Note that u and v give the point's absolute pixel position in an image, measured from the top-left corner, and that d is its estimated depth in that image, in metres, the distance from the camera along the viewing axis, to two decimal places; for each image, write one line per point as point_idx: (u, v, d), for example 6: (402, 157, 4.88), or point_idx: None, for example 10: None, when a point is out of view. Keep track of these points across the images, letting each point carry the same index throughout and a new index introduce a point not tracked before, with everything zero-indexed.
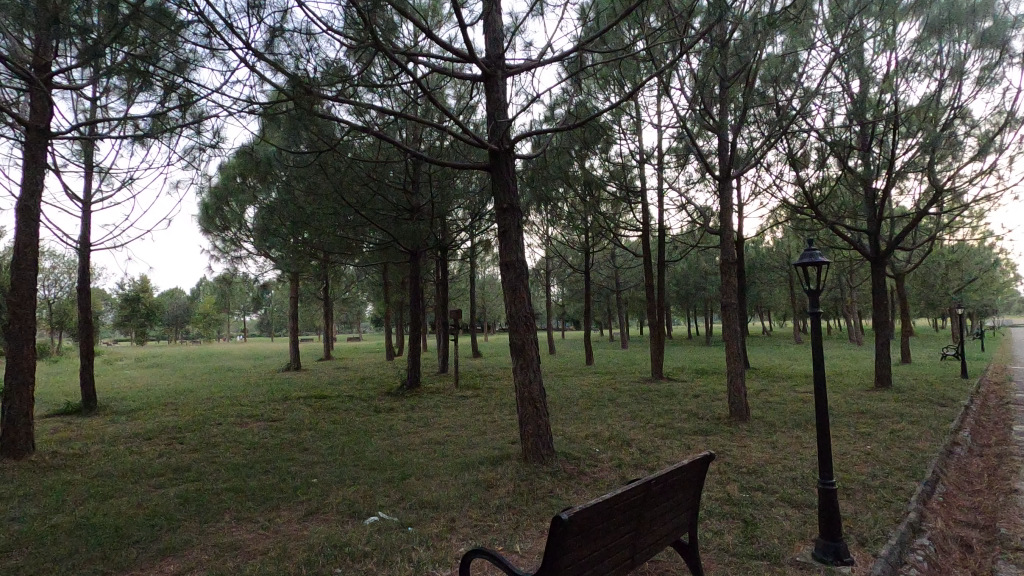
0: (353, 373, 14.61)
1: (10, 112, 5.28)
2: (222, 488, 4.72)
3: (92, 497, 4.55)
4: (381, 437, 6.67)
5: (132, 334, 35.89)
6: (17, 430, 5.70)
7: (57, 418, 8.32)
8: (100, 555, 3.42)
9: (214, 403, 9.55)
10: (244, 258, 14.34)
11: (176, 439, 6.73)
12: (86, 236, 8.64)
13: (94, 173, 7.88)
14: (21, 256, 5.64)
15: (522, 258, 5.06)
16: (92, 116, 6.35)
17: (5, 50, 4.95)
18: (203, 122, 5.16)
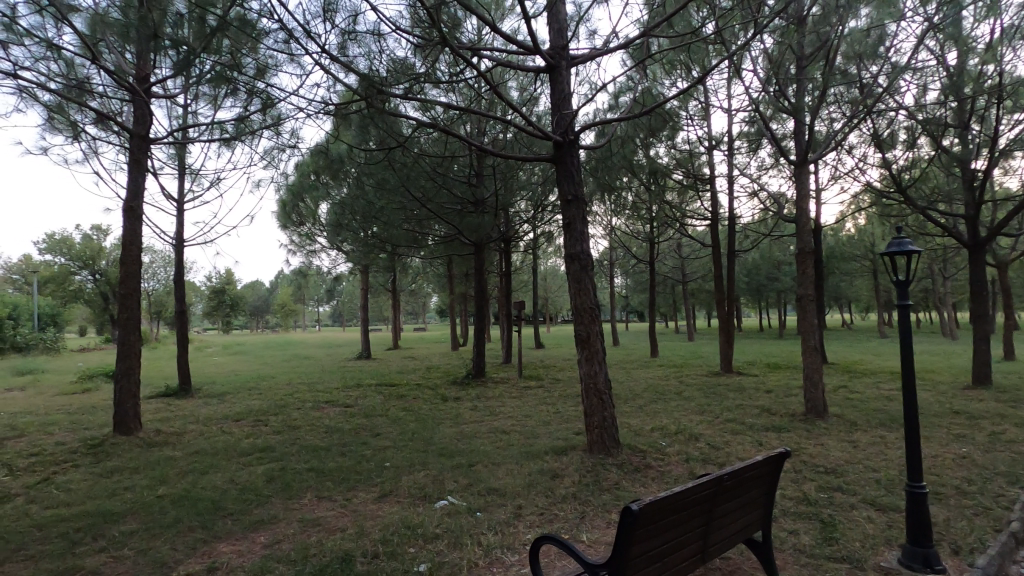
0: (420, 363, 15.07)
1: (117, 121, 5.83)
2: (303, 468, 5.05)
3: (191, 472, 4.98)
4: (448, 425, 6.86)
5: (218, 323, 38.63)
6: (126, 410, 6.31)
7: (158, 399, 9.14)
8: (200, 524, 3.75)
9: (293, 389, 10.15)
10: (318, 251, 15.07)
11: (261, 422, 7.22)
12: (181, 233, 9.40)
13: (185, 174, 8.52)
14: (128, 252, 6.22)
15: (587, 249, 5.05)
16: (184, 122, 6.89)
17: (111, 64, 5.46)
18: (281, 124, 5.48)
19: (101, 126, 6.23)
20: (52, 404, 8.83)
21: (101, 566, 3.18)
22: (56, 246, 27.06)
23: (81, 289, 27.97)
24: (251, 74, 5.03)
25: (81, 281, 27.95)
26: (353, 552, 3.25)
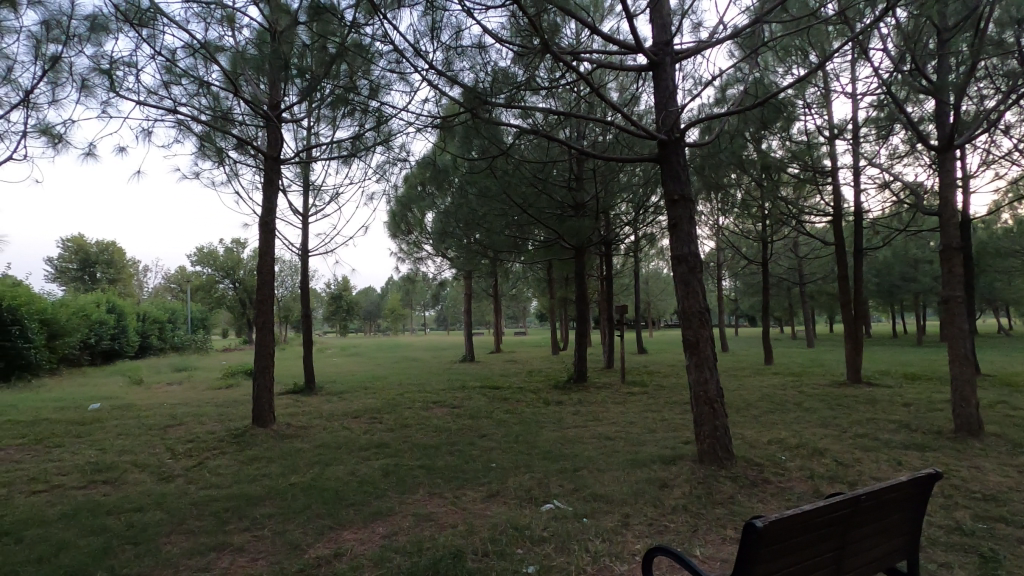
0: (523, 366, 15.27)
1: (253, 145, 6.55)
2: (416, 465, 5.31)
3: (318, 463, 5.43)
4: (551, 429, 6.87)
5: (336, 327, 41.78)
6: (262, 404, 7.02)
7: (288, 396, 10.07)
8: (326, 512, 4.08)
9: (404, 389, 10.71)
10: (425, 258, 15.81)
11: (376, 419, 7.71)
12: (306, 245, 10.30)
13: (309, 190, 9.34)
14: (263, 262, 6.93)
15: (695, 251, 4.84)
16: (308, 143, 7.56)
17: (249, 95, 6.15)
18: (391, 139, 5.84)
19: (241, 151, 7.03)
20: (204, 397, 10.04)
21: (246, 543, 3.56)
22: (205, 258, 30.81)
23: (223, 296, 31.57)
24: (365, 94, 5.40)
25: (223, 288, 31.58)
26: (463, 549, 3.35)
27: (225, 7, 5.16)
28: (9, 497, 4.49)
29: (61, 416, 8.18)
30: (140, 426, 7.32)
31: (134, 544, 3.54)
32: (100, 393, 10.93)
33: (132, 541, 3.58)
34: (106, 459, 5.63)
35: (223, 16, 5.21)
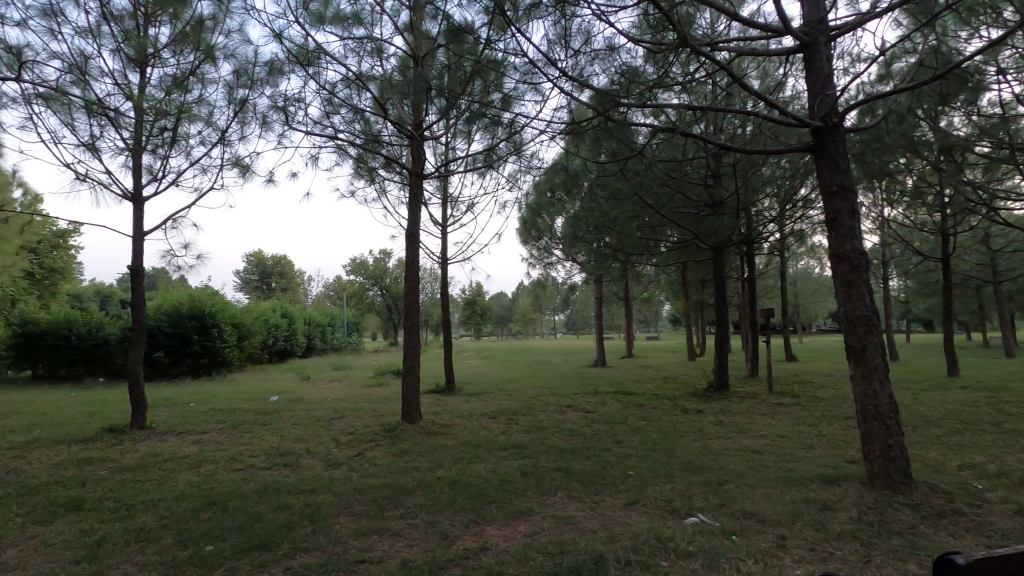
0: (657, 372, 14.74)
1: (399, 163, 7.14)
2: (553, 467, 5.37)
3: (461, 460, 5.73)
4: (691, 439, 6.56)
5: (470, 330, 43.74)
6: (410, 403, 7.56)
7: (431, 395, 10.76)
8: (470, 507, 4.27)
9: (537, 392, 10.90)
10: (555, 263, 15.98)
11: (512, 420, 7.93)
12: (445, 253, 10.95)
13: (447, 202, 9.93)
14: (410, 270, 7.50)
15: (859, 247, 4.33)
16: (446, 158, 8.07)
17: (395, 117, 6.72)
18: (523, 148, 6.01)
19: (389, 169, 7.69)
20: (359, 394, 11.09)
21: (401, 530, 3.86)
22: (357, 268, 34.04)
23: (372, 302, 34.61)
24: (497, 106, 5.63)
25: (372, 295, 34.63)
26: (605, 555, 3.33)
27: (374, 40, 5.72)
28: (215, 472, 5.33)
29: (249, 406, 9.55)
30: (310, 417, 8.29)
31: (311, 521, 4.01)
32: (278, 387, 12.54)
33: (309, 519, 4.05)
34: (285, 444, 6.46)
35: (373, 49, 5.77)
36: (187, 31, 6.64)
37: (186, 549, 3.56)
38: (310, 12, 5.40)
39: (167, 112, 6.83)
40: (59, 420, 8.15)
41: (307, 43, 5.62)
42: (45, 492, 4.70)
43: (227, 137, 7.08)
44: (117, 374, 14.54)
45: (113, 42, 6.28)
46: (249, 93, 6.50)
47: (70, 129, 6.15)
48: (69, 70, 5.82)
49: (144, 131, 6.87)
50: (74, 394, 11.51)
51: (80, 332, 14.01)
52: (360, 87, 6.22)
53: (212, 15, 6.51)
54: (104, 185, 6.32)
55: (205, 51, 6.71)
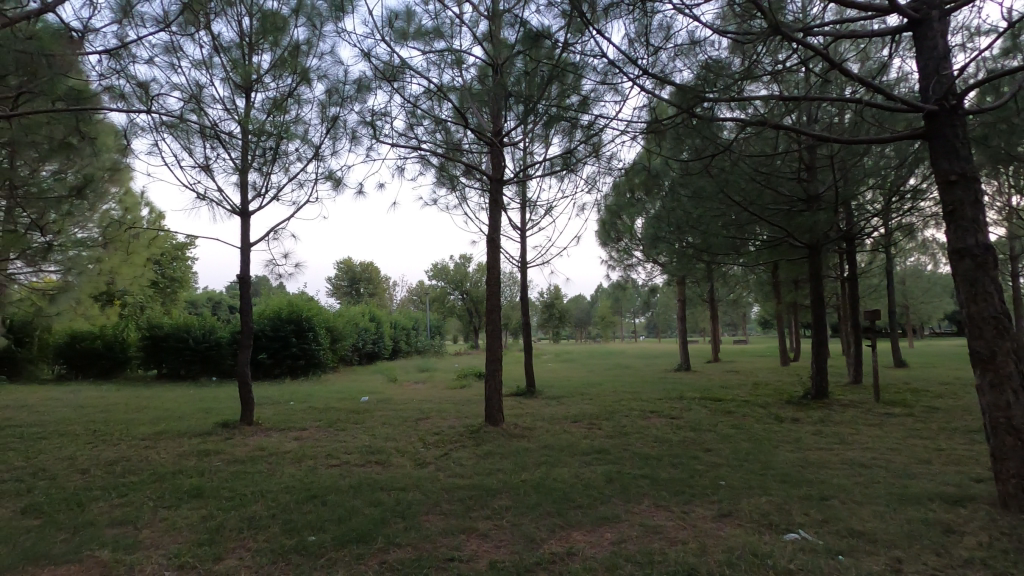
0: (747, 378, 14.00)
1: (479, 170, 7.29)
2: (638, 474, 5.25)
3: (545, 463, 5.74)
4: (787, 449, 6.17)
5: (549, 334, 43.76)
6: (492, 405, 7.67)
7: (512, 397, 10.89)
8: (556, 511, 4.27)
9: (619, 396, 10.70)
10: (635, 265, 15.63)
11: (595, 425, 7.85)
12: (524, 257, 11.04)
13: (526, 206, 10.00)
14: (491, 275, 7.64)
15: (985, 241, 3.90)
16: (524, 163, 8.15)
17: (475, 125, 6.88)
18: (601, 150, 5.95)
19: (469, 176, 7.87)
20: (443, 395, 11.41)
21: (488, 530, 3.92)
22: (439, 272, 35.13)
23: (453, 306, 35.55)
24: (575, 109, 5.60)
25: (453, 299, 35.56)
26: (698, 568, 3.21)
27: (454, 52, 5.89)
28: (314, 467, 5.69)
29: (343, 405, 10.13)
30: (398, 417, 8.65)
31: (403, 518, 4.18)
32: (368, 388, 13.18)
33: (401, 515, 4.23)
34: (376, 443, 6.78)
35: (453, 60, 5.94)
36: (285, 56, 7.18)
37: (292, 539, 3.83)
38: (394, 30, 5.66)
39: (269, 132, 7.40)
40: (181, 415, 9.05)
41: (392, 60, 5.89)
42: (172, 480, 5.23)
43: (320, 153, 7.56)
44: (227, 374, 15.90)
45: (222, 71, 6.90)
46: (340, 110, 6.91)
47: (188, 152, 6.82)
48: (187, 100, 6.46)
49: (249, 151, 7.49)
50: (192, 391, 12.65)
51: (196, 335, 15.45)
52: (441, 99, 6.42)
53: (307, 40, 6.99)
54: (217, 201, 6.96)
55: (301, 74, 7.21)
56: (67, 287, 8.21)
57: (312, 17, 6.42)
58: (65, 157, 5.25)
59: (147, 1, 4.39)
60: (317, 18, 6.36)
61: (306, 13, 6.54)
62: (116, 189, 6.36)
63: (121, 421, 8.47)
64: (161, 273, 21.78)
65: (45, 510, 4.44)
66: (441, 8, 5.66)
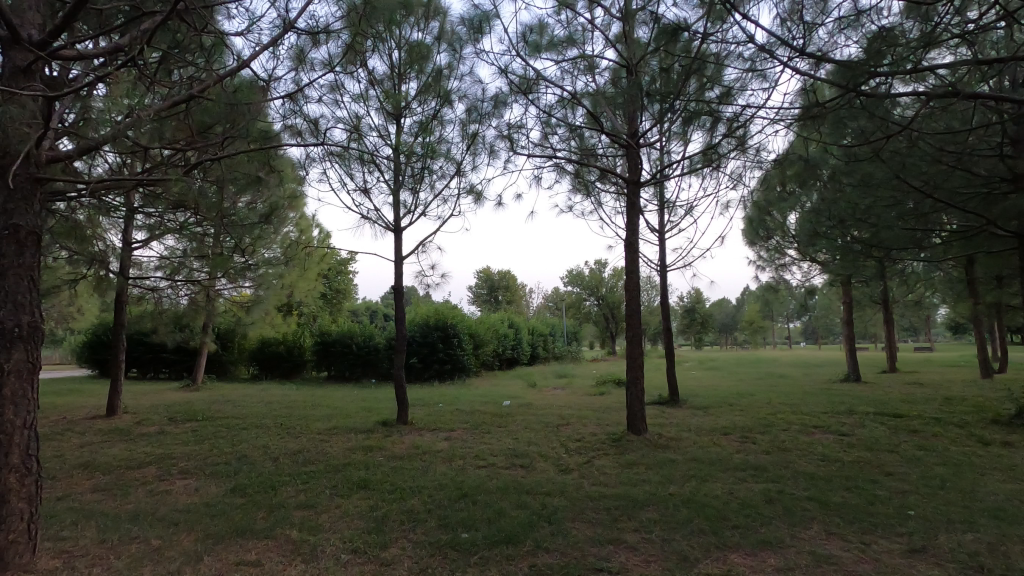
0: (936, 391, 12.01)
1: (615, 173, 7.19)
2: (804, 496, 4.75)
3: (694, 477, 5.43)
4: (998, 478, 5.17)
5: (692, 341, 41.45)
6: (635, 413, 7.42)
7: (654, 406, 10.50)
8: (709, 529, 4.02)
9: (775, 409, 9.80)
10: (789, 265, 14.24)
11: (748, 438, 7.27)
12: (664, 261, 10.64)
13: (664, 207, 9.62)
14: (630, 279, 7.46)
15: None
16: (662, 163, 7.87)
17: (609, 128, 6.79)
18: (747, 142, 5.55)
19: (604, 180, 7.79)
20: (583, 402, 11.34)
21: (637, 544, 3.81)
22: (574, 279, 35.21)
23: (589, 312, 35.19)
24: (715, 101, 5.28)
25: (589, 305, 35.30)
26: None
27: (587, 57, 5.88)
28: (463, 467, 5.97)
29: (487, 409, 10.53)
30: (539, 422, 8.77)
31: (550, 523, 4.21)
32: (509, 393, 13.58)
33: (548, 520, 4.27)
34: (520, 447, 6.93)
35: (586, 66, 5.94)
36: (429, 81, 7.71)
37: (448, 534, 4.05)
38: (528, 44, 5.81)
39: (417, 153, 8.01)
40: (348, 413, 10.07)
41: (526, 73, 6.06)
42: (343, 471, 5.84)
43: (462, 169, 8.00)
44: (384, 376, 17.41)
45: (377, 101, 7.63)
46: (479, 126, 7.27)
47: (351, 177, 7.63)
48: (349, 131, 7.24)
49: (400, 172, 8.16)
50: (357, 391, 14.24)
51: (358, 342, 17.21)
52: (575, 105, 6.46)
53: (448, 64, 7.48)
54: (374, 220, 7.68)
55: (443, 96, 7.71)
56: (258, 299, 9.61)
57: (453, 42, 6.84)
58: (256, 190, 5.98)
59: (317, 47, 4.97)
60: (456, 42, 6.77)
61: (447, 39, 7.00)
62: (294, 214, 7.30)
63: (300, 417, 9.65)
64: (329, 287, 24.60)
65: (249, 491, 5.20)
66: (573, 16, 5.69)
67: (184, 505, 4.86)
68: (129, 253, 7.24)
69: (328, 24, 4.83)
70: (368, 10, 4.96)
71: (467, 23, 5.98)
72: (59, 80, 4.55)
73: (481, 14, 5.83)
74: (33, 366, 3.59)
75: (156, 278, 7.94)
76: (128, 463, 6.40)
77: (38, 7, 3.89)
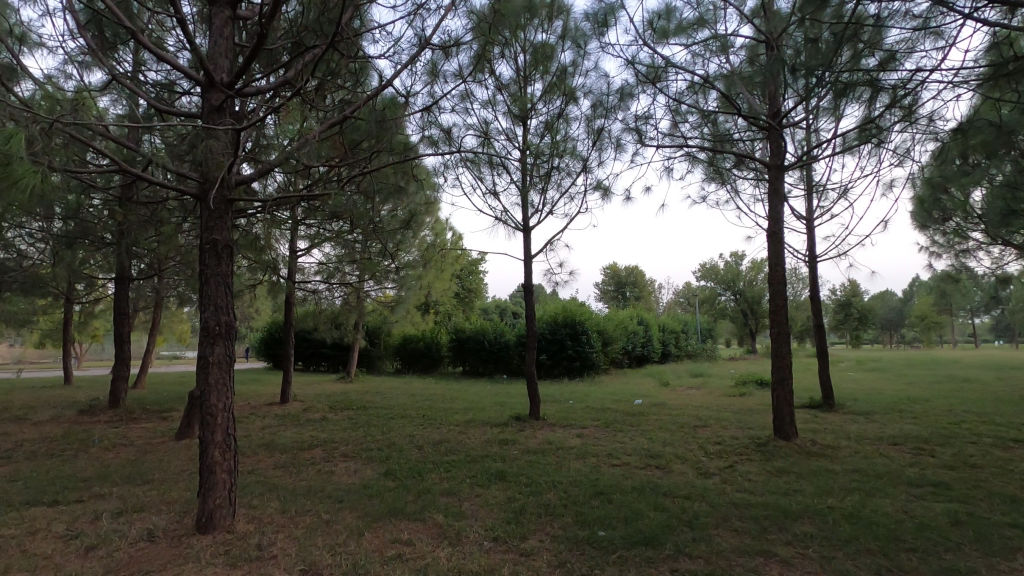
0: None
1: (753, 158, 6.68)
2: (1002, 520, 4.05)
3: (857, 490, 4.88)
4: None
5: (848, 339, 37.09)
6: (783, 418, 6.82)
7: (805, 410, 9.60)
8: (879, 550, 3.60)
9: (958, 418, 8.45)
10: (974, 250, 12.19)
11: (925, 451, 6.35)
12: (813, 250, 9.68)
13: (813, 192, 8.73)
14: (774, 273, 6.90)
15: None
16: (808, 143, 7.17)
17: (747, 111, 6.34)
18: (915, 112, 4.85)
19: (741, 166, 7.27)
20: (722, 403, 10.71)
21: (791, 558, 3.52)
22: (707, 273, 33.33)
23: (725, 308, 33.00)
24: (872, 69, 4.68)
25: (725, 301, 33.18)
26: None
27: (720, 37, 5.53)
28: (597, 465, 5.96)
29: (618, 407, 10.38)
30: (674, 423, 8.46)
31: (690, 528, 4.05)
32: (640, 392, 13.25)
33: (689, 525, 4.10)
34: (655, 447, 6.74)
35: (718, 47, 5.59)
36: (555, 81, 7.78)
37: (585, 530, 4.07)
38: (656, 31, 5.61)
39: (544, 153, 8.12)
40: (483, 407, 10.52)
41: (654, 62, 5.85)
42: (481, 462, 6.12)
43: (589, 165, 7.97)
44: (514, 372, 17.90)
45: (504, 106, 7.87)
46: (605, 121, 7.18)
47: (482, 181, 7.96)
48: (479, 137, 7.55)
49: (527, 173, 8.33)
50: (491, 386, 14.79)
51: (489, 339, 17.90)
52: (707, 90, 6.11)
53: (572, 61, 7.49)
54: (504, 221, 7.93)
55: (568, 94, 7.73)
56: (401, 299, 10.38)
57: (577, 39, 6.84)
58: (398, 198, 6.47)
59: (448, 58, 5.24)
60: (581, 39, 6.75)
61: (572, 36, 7.00)
62: (431, 219, 7.78)
63: (440, 409, 10.28)
64: (462, 286, 25.90)
65: (399, 476, 5.65)
66: None
67: (347, 485, 5.43)
68: (295, 260, 8.21)
69: (459, 37, 5.06)
70: (496, 17, 5.11)
71: (592, 17, 5.93)
72: (242, 113, 5.28)
73: (606, 7, 5.75)
74: (230, 359, 4.24)
75: (316, 282, 8.93)
76: (300, 445, 7.29)
77: (227, 53, 4.55)
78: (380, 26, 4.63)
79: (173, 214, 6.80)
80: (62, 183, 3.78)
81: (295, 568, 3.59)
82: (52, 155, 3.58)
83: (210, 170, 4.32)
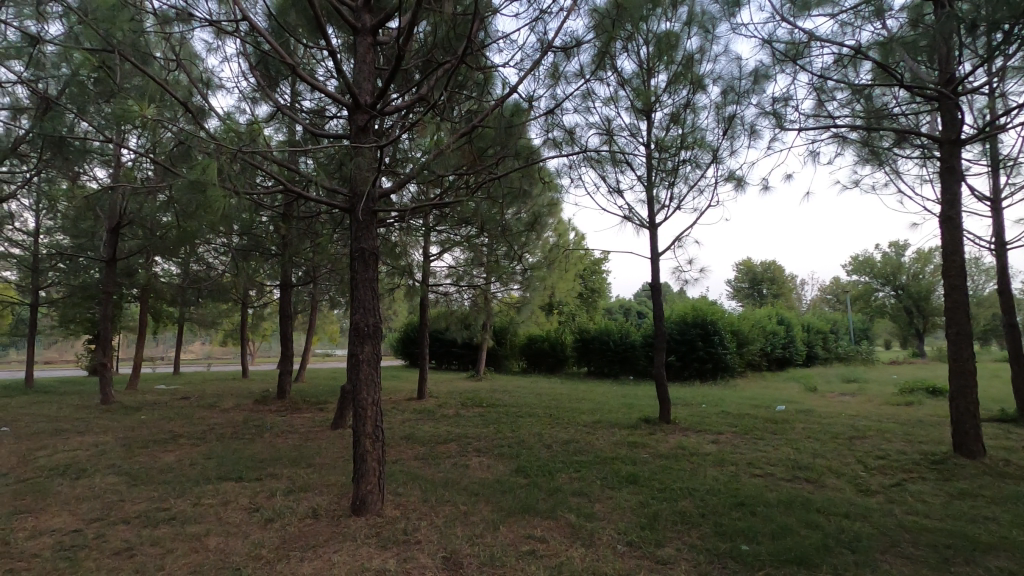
0: None
1: (920, 134, 5.84)
2: None
3: None
4: None
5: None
6: (965, 432, 5.87)
7: (994, 424, 8.18)
8: None
9: None
10: None
11: None
12: (1001, 236, 8.21)
13: (1001, 168, 7.41)
14: (951, 264, 5.96)
15: None
16: (992, 110, 6.11)
17: (909, 81, 5.57)
18: None
19: (903, 144, 6.39)
20: (884, 412, 9.49)
21: None
22: (860, 267, 29.72)
23: (884, 305, 29.25)
24: None
25: (884, 297, 29.44)
26: None
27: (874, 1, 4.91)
28: (737, 474, 5.58)
29: (758, 413, 9.63)
30: (826, 433, 7.65)
31: (851, 551, 3.64)
32: (783, 397, 12.18)
33: (849, 548, 3.69)
34: (804, 458, 6.16)
35: (872, 11, 4.97)
36: (681, 70, 7.46)
37: (726, 543, 3.84)
38: (795, 3, 5.13)
39: (671, 146, 7.80)
40: (610, 409, 10.36)
41: (794, 37, 5.35)
42: (611, 464, 6.03)
43: (720, 156, 7.51)
44: (642, 374, 17.41)
45: (628, 101, 7.68)
46: (737, 107, 6.72)
47: (606, 180, 7.84)
48: (602, 135, 7.45)
49: (653, 169, 8.06)
50: (617, 388, 14.50)
51: (615, 339, 17.60)
52: (859, 62, 5.46)
53: (699, 47, 7.10)
54: (630, 219, 7.74)
55: (696, 82, 7.36)
56: (526, 300, 10.56)
57: (704, 23, 6.50)
58: (523, 202, 6.59)
59: (569, 61, 5.24)
60: (709, 23, 6.38)
61: (698, 21, 6.65)
62: (554, 220, 7.82)
63: (566, 409, 10.30)
64: (586, 287, 25.75)
65: (530, 474, 5.75)
66: None
67: (481, 479, 5.64)
68: (429, 264, 8.72)
69: (581, 36, 5.05)
70: (618, 12, 5.01)
71: None
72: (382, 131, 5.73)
73: None
74: (377, 357, 4.61)
75: (447, 285, 9.39)
76: (437, 439, 7.73)
77: (369, 77, 4.98)
78: (504, 36, 4.77)
79: (325, 226, 7.57)
80: (242, 204, 4.38)
81: (438, 554, 3.81)
82: (234, 181, 4.16)
83: (358, 185, 4.74)
